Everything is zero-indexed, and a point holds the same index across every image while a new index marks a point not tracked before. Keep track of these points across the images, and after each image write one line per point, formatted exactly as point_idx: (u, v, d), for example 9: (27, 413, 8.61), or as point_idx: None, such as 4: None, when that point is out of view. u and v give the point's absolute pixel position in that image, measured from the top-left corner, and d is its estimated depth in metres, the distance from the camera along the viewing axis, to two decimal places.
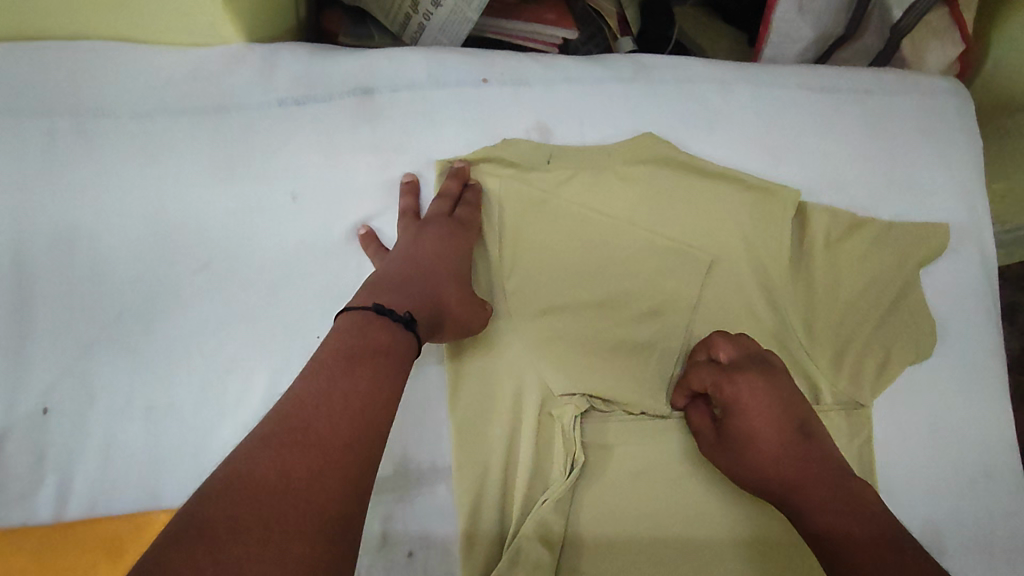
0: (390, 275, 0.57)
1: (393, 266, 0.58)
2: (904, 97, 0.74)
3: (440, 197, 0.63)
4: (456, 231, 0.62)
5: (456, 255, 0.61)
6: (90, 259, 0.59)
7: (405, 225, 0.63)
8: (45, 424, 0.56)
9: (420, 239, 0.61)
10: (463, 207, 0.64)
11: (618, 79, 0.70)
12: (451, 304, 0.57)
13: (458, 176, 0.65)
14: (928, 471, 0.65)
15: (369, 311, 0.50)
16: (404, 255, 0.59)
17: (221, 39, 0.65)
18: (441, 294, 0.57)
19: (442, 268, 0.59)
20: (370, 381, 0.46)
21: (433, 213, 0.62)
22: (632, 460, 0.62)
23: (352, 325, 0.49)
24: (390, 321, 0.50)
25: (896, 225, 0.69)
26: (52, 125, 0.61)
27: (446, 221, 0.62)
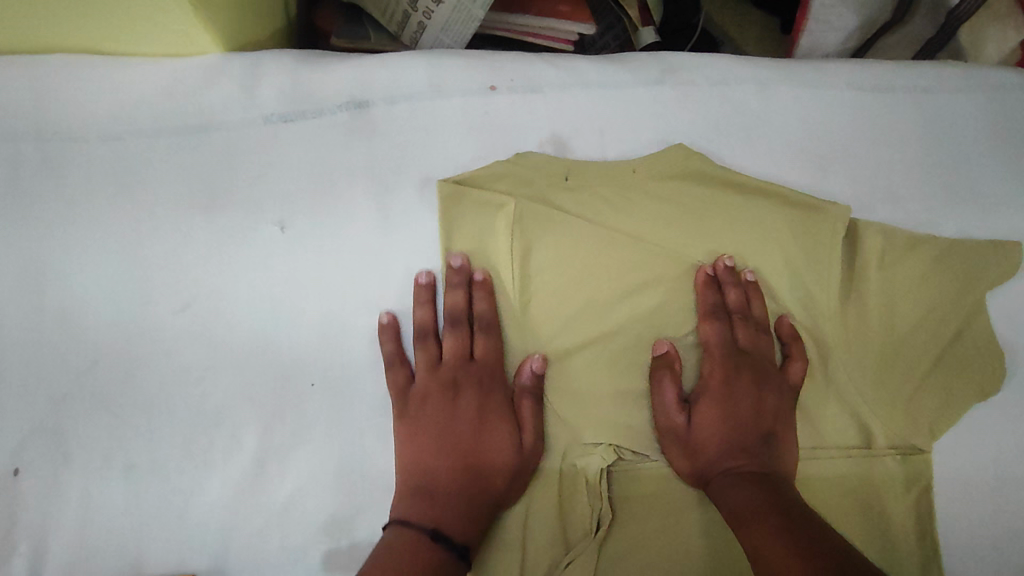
0: (433, 465, 0.53)
1: (434, 452, 0.53)
2: (968, 96, 0.65)
3: (454, 327, 0.57)
4: (486, 379, 0.56)
5: (495, 422, 0.55)
6: (60, 301, 0.54)
7: (428, 376, 0.56)
8: (15, 487, 0.51)
9: (455, 415, 0.55)
10: (482, 337, 0.57)
11: (642, 82, 0.62)
12: (503, 487, 0.53)
13: (458, 282, 0.57)
14: (1001, 525, 0.56)
15: (426, 535, 0.49)
16: (439, 440, 0.54)
17: (199, 50, 0.59)
18: (488, 474, 0.53)
19: (483, 447, 0.54)
20: (439, 565, 0.48)
21: (452, 362, 0.56)
22: (666, 515, 0.55)
23: (402, 552, 0.48)
24: (445, 552, 0.49)
25: (962, 243, 0.61)
26: (15, 152, 0.55)
27: (470, 370, 0.56)
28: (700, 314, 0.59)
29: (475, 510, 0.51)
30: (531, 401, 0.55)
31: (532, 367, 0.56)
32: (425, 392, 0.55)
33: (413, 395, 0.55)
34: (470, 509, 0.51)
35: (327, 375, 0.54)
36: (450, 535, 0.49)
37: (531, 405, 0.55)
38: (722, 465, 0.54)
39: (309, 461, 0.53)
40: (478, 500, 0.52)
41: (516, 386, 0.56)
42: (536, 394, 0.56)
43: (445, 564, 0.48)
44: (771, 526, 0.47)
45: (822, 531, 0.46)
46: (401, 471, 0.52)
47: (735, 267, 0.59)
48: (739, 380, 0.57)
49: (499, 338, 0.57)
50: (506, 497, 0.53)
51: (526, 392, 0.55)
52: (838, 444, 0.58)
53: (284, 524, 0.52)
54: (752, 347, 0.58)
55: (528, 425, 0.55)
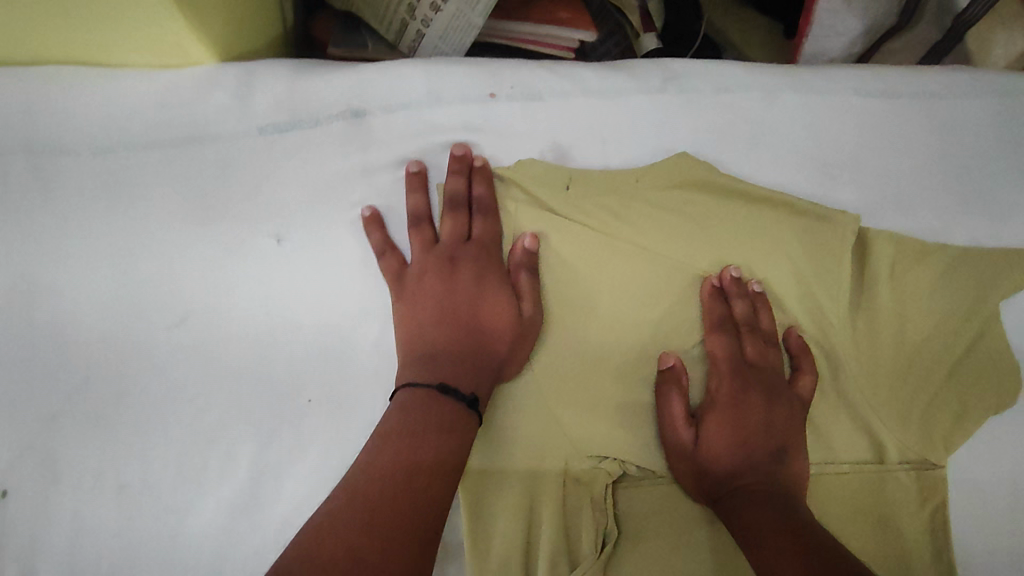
0: (435, 334, 0.53)
1: (435, 327, 0.53)
2: (977, 101, 0.64)
3: (452, 210, 0.57)
4: (484, 256, 0.56)
5: (495, 288, 0.55)
6: (52, 317, 0.52)
7: (426, 254, 0.56)
8: (3, 509, 0.49)
9: (453, 284, 0.55)
10: (480, 219, 0.57)
11: (645, 90, 0.61)
12: (506, 351, 0.53)
13: (458, 168, 0.57)
14: (1020, 542, 0.55)
15: (434, 390, 0.48)
16: (439, 307, 0.54)
17: (194, 60, 0.58)
18: (489, 345, 0.53)
19: (483, 305, 0.54)
20: (449, 414, 0.48)
21: (450, 241, 0.56)
22: (673, 532, 0.54)
23: (413, 407, 0.47)
24: (455, 402, 0.48)
25: (974, 252, 0.59)
26: (7, 166, 0.54)
27: (468, 248, 0.56)
28: (706, 327, 0.57)
29: (479, 377, 0.51)
30: (529, 275, 0.55)
31: (524, 244, 0.56)
32: (424, 267, 0.55)
33: (411, 275, 0.55)
34: (473, 373, 0.51)
35: (324, 391, 0.53)
36: (457, 388, 0.49)
37: (528, 279, 0.55)
38: (731, 481, 0.52)
39: (306, 480, 0.51)
40: (484, 378, 0.51)
41: (511, 262, 0.56)
42: (532, 267, 0.56)
43: (456, 412, 0.48)
44: (786, 538, 0.45)
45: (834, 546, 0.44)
46: (404, 342, 0.53)
47: (741, 277, 0.58)
48: (748, 395, 0.55)
49: (495, 218, 0.57)
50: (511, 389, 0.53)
51: (523, 266, 0.56)
52: (850, 459, 0.56)
53: (280, 546, 0.50)
54: (760, 361, 0.57)
55: (526, 296, 0.55)
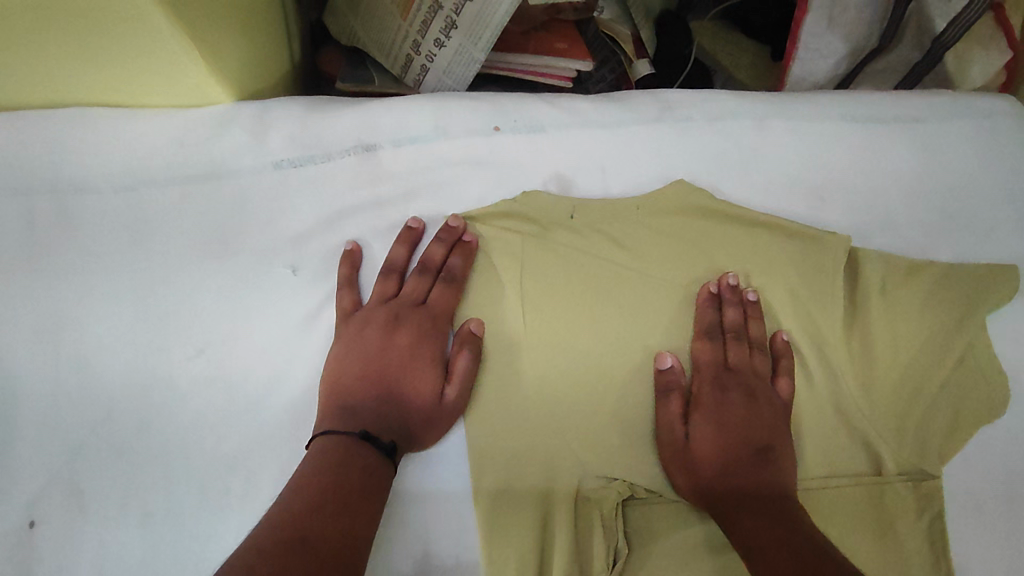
0: (361, 385, 0.54)
1: (361, 377, 0.54)
2: (957, 124, 0.67)
3: (420, 271, 0.58)
4: (432, 325, 0.57)
5: (426, 361, 0.56)
6: (77, 351, 0.54)
7: (377, 305, 0.57)
8: (30, 539, 0.51)
9: (391, 343, 0.56)
10: (442, 288, 0.58)
11: (640, 119, 0.64)
12: (418, 427, 0.54)
13: (445, 237, 0.59)
14: (1013, 546, 0.57)
15: (355, 437, 0.50)
16: (372, 359, 0.55)
17: (209, 100, 0.60)
18: (406, 415, 0.54)
19: (413, 373, 0.55)
20: (369, 467, 0.49)
21: (405, 299, 0.58)
22: (682, 546, 0.55)
23: (336, 450, 0.49)
24: (376, 449, 0.50)
25: (959, 268, 0.62)
26: (31, 205, 0.56)
27: (418, 312, 0.57)
28: (695, 332, 0.59)
29: (393, 431, 0.53)
30: (468, 356, 0.56)
31: (471, 328, 0.57)
32: (369, 317, 0.56)
33: (358, 318, 0.56)
34: (388, 432, 0.52)
35: None
36: (378, 437, 0.51)
37: (465, 358, 0.56)
38: (721, 474, 0.54)
39: None
40: (393, 430, 0.53)
41: (455, 338, 0.57)
42: (474, 351, 0.56)
43: (369, 467, 0.49)
44: (778, 544, 0.47)
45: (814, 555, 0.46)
46: (330, 383, 0.54)
47: (738, 283, 0.60)
48: (731, 397, 0.57)
49: (457, 291, 0.59)
50: (416, 437, 0.53)
51: (464, 344, 0.56)
52: (850, 470, 0.58)
53: None
54: (742, 362, 0.59)
55: (458, 378, 0.55)
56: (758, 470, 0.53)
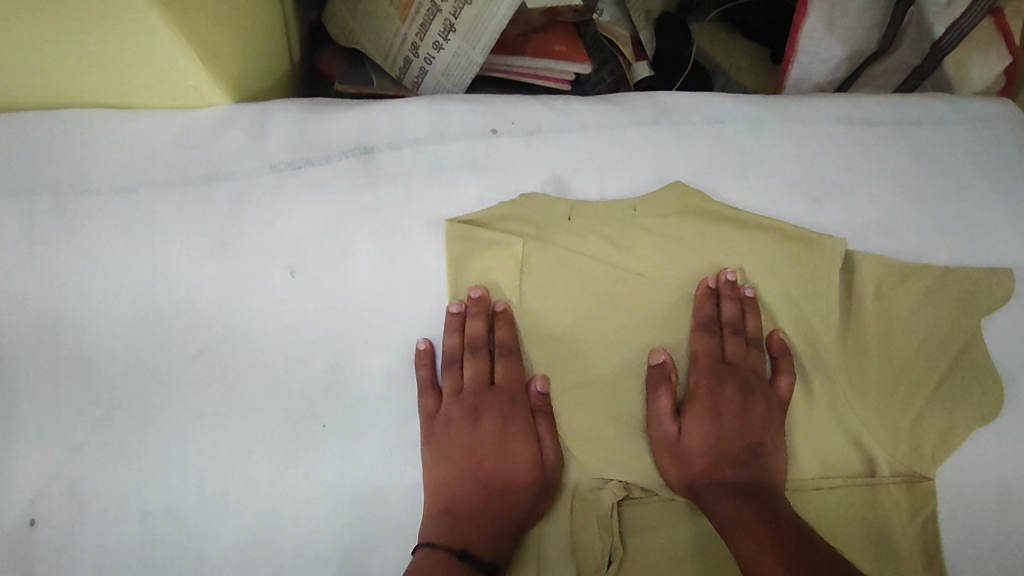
0: (463, 489, 0.55)
1: (460, 475, 0.55)
2: (954, 128, 0.67)
3: (473, 353, 0.59)
4: (508, 401, 0.58)
5: (518, 439, 0.57)
6: (76, 351, 0.55)
7: (451, 401, 0.58)
8: (30, 538, 0.51)
9: (477, 435, 0.57)
10: (502, 362, 0.59)
11: (638, 122, 0.64)
12: (527, 507, 0.54)
13: (479, 311, 0.59)
14: (1005, 548, 0.57)
15: (454, 556, 0.51)
16: (464, 459, 0.56)
17: (209, 102, 0.61)
18: (511, 497, 0.54)
19: (506, 453, 0.56)
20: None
21: (473, 386, 0.59)
22: (677, 547, 0.55)
23: (426, 568, 0.49)
24: (472, 569, 0.51)
25: (954, 271, 0.62)
26: (30, 206, 0.56)
27: (491, 397, 0.58)
28: (692, 325, 0.60)
29: (502, 535, 0.53)
30: (547, 421, 0.58)
31: (536, 386, 0.58)
32: (449, 415, 0.57)
33: (438, 421, 0.57)
34: (494, 529, 0.53)
35: (338, 416, 0.55)
36: (477, 553, 0.52)
37: (546, 425, 0.57)
38: (710, 468, 0.55)
39: (321, 504, 0.53)
40: (503, 522, 0.53)
41: (530, 406, 0.58)
42: (550, 412, 0.58)
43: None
44: (762, 531, 0.49)
45: (797, 535, 0.48)
46: (430, 486, 0.54)
47: (736, 281, 0.61)
48: (724, 390, 0.58)
49: (517, 362, 0.59)
50: (530, 517, 0.54)
51: (541, 409, 0.58)
52: (844, 472, 0.58)
53: (299, 567, 0.52)
54: (739, 358, 0.60)
55: (547, 440, 0.57)
56: (744, 463, 0.55)
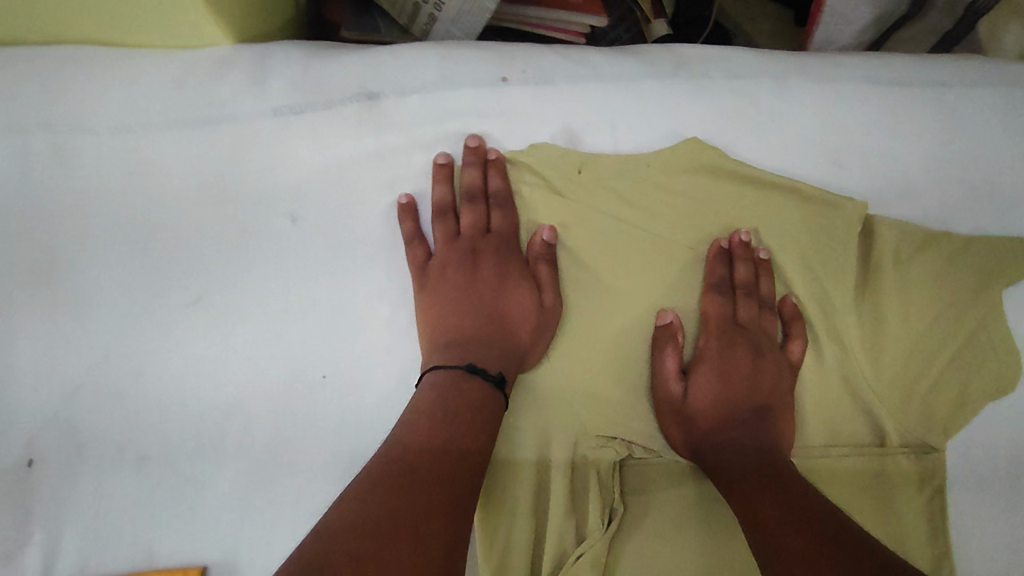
0: (459, 321, 0.56)
1: (462, 312, 0.57)
2: (988, 90, 0.64)
3: (471, 203, 0.59)
4: (505, 248, 0.59)
5: (515, 276, 0.58)
6: (73, 294, 0.54)
7: (448, 247, 0.59)
8: (28, 478, 0.51)
9: (476, 275, 0.58)
10: (499, 211, 0.60)
11: (654, 75, 0.61)
12: (529, 342, 0.56)
13: (473, 159, 0.59)
14: (1012, 523, 0.56)
15: (465, 371, 0.52)
16: (463, 296, 0.57)
17: (208, 41, 0.58)
18: (514, 330, 0.56)
19: (505, 295, 0.57)
20: (481, 400, 0.51)
21: (471, 232, 0.59)
22: (678, 509, 0.55)
23: (447, 384, 0.51)
24: (484, 381, 0.52)
25: (977, 239, 0.60)
26: (26, 144, 0.55)
27: (488, 240, 0.59)
28: (704, 285, 0.59)
29: (507, 357, 0.55)
30: (548, 267, 0.58)
31: (542, 236, 0.58)
32: (447, 259, 0.58)
33: (435, 266, 0.58)
34: (500, 352, 0.55)
35: (338, 367, 0.54)
36: (485, 368, 0.53)
37: (547, 269, 0.58)
38: (716, 433, 0.54)
39: (319, 455, 0.53)
40: (507, 354, 0.55)
41: (530, 255, 0.59)
42: (551, 260, 0.58)
43: (485, 397, 0.51)
44: (771, 499, 0.47)
45: (812, 505, 0.46)
46: (431, 325, 0.55)
47: (750, 243, 0.59)
48: (735, 352, 0.57)
49: (514, 209, 0.60)
50: (531, 351, 0.56)
51: (541, 257, 0.58)
52: (853, 442, 0.57)
53: (295, 515, 0.51)
54: (752, 321, 0.58)
55: (547, 287, 0.57)
56: (752, 425, 0.54)
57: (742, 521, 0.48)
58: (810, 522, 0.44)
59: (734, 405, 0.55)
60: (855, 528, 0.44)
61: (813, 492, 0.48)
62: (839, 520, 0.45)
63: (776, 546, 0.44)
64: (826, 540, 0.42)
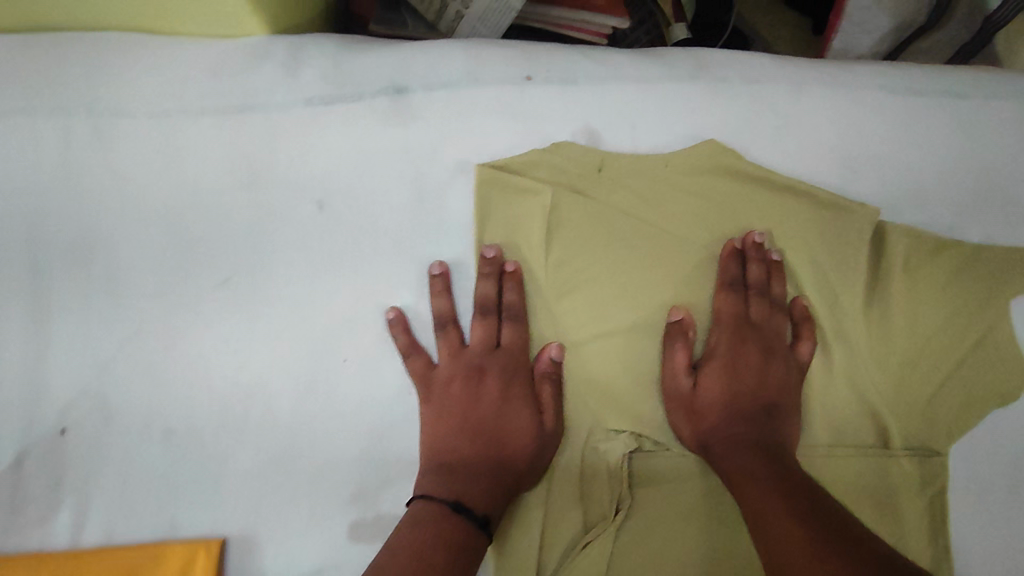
0: (458, 441, 0.55)
1: (459, 437, 0.55)
2: (1003, 102, 0.65)
3: (483, 317, 0.58)
4: (510, 366, 0.58)
5: (519, 403, 0.57)
6: (107, 271, 0.56)
7: (452, 362, 0.58)
8: (60, 445, 0.53)
9: (478, 395, 0.57)
10: (509, 325, 0.58)
11: (674, 77, 0.63)
12: (523, 469, 0.54)
13: (489, 271, 0.58)
14: (1011, 527, 0.57)
15: (448, 507, 0.50)
16: (463, 421, 0.56)
17: (243, 31, 0.60)
18: (509, 459, 0.55)
19: (506, 419, 0.56)
20: (464, 533, 0.50)
21: (479, 350, 0.58)
22: (685, 501, 0.56)
23: (427, 518, 0.50)
24: (467, 522, 0.50)
25: (987, 249, 0.61)
26: (66, 125, 0.57)
27: (495, 357, 0.58)
28: (717, 284, 0.60)
29: (496, 496, 0.53)
30: (552, 387, 0.57)
31: (551, 353, 0.57)
32: (451, 374, 0.57)
33: (437, 380, 0.56)
34: (491, 488, 0.53)
35: (358, 352, 0.56)
36: (472, 506, 0.51)
37: (551, 391, 0.57)
38: (723, 428, 0.56)
39: (337, 436, 0.54)
40: (501, 481, 0.53)
41: (536, 371, 0.58)
42: (557, 379, 0.57)
43: (468, 533, 0.50)
44: (777, 492, 0.49)
45: (817, 499, 0.48)
46: (429, 442, 0.54)
47: (763, 244, 0.60)
48: (745, 350, 0.58)
49: (525, 322, 0.59)
50: (525, 481, 0.55)
51: (547, 377, 0.57)
52: (857, 443, 0.59)
53: (314, 493, 0.53)
54: (762, 321, 0.59)
55: (548, 410, 0.57)
56: (760, 422, 0.55)
57: (747, 514, 0.50)
58: (814, 516, 0.46)
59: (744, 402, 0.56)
60: (856, 522, 0.46)
61: (816, 488, 0.50)
62: (841, 514, 0.46)
63: (779, 536, 0.45)
64: (829, 534, 0.44)
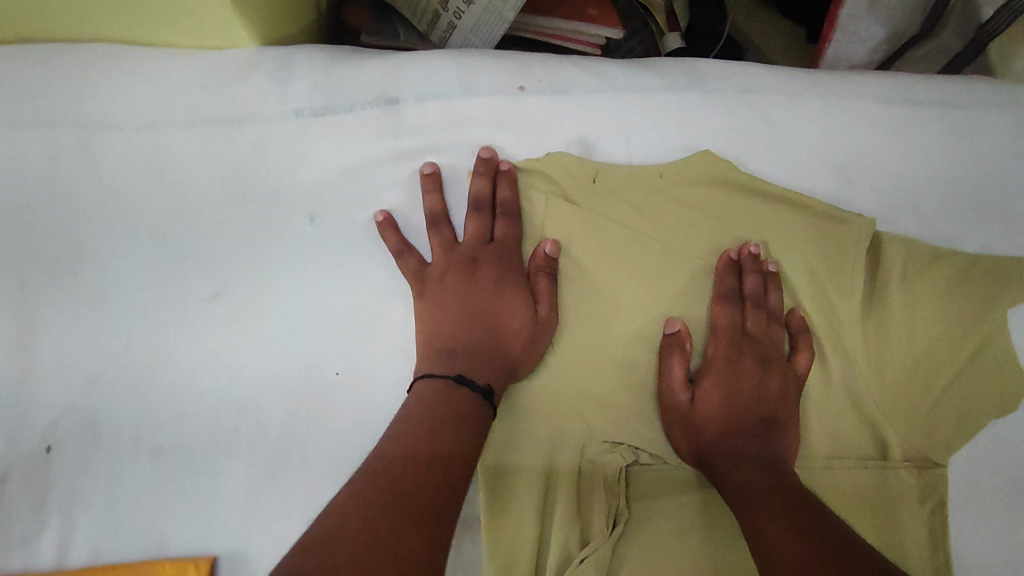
0: (454, 329, 0.55)
1: (456, 323, 0.55)
2: (997, 111, 0.65)
3: (477, 211, 0.58)
4: (504, 258, 0.58)
5: (514, 291, 0.56)
6: (95, 285, 0.55)
7: (446, 255, 0.58)
8: (46, 463, 0.52)
9: (473, 285, 0.57)
10: (503, 221, 0.59)
11: (668, 87, 0.63)
12: (520, 356, 0.55)
13: (483, 171, 0.58)
14: (1012, 540, 0.56)
15: (450, 381, 0.51)
16: (460, 307, 0.56)
17: (234, 42, 0.60)
18: (506, 346, 0.55)
19: (500, 307, 0.56)
20: (466, 407, 0.50)
21: (472, 241, 0.58)
22: (682, 515, 0.55)
23: (433, 394, 0.50)
24: (472, 393, 0.51)
25: (983, 258, 0.61)
26: (55, 139, 0.56)
27: (489, 249, 0.58)
28: (714, 295, 0.59)
29: (496, 375, 0.53)
30: (547, 279, 0.57)
31: (544, 249, 0.58)
32: (446, 267, 0.57)
33: (432, 274, 0.57)
34: (490, 367, 0.53)
35: (350, 365, 0.55)
36: (474, 379, 0.51)
37: (545, 282, 0.57)
38: (722, 442, 0.54)
39: (329, 451, 0.53)
40: (501, 367, 0.54)
41: (530, 266, 0.58)
42: (550, 273, 0.58)
43: (472, 404, 0.50)
44: (777, 509, 0.48)
45: (818, 517, 0.47)
46: (427, 330, 0.55)
47: (759, 255, 0.60)
48: (743, 362, 0.57)
49: (519, 220, 0.59)
50: (523, 364, 0.55)
51: (541, 270, 0.57)
52: (855, 454, 0.58)
53: (305, 509, 0.52)
54: (760, 333, 0.59)
55: (543, 299, 0.57)
56: (758, 436, 0.54)
57: (747, 532, 0.48)
58: (816, 535, 0.45)
59: (742, 415, 0.55)
60: (858, 541, 0.45)
61: (816, 504, 0.49)
62: (842, 532, 0.45)
63: (780, 555, 0.44)
64: (831, 555, 0.43)
